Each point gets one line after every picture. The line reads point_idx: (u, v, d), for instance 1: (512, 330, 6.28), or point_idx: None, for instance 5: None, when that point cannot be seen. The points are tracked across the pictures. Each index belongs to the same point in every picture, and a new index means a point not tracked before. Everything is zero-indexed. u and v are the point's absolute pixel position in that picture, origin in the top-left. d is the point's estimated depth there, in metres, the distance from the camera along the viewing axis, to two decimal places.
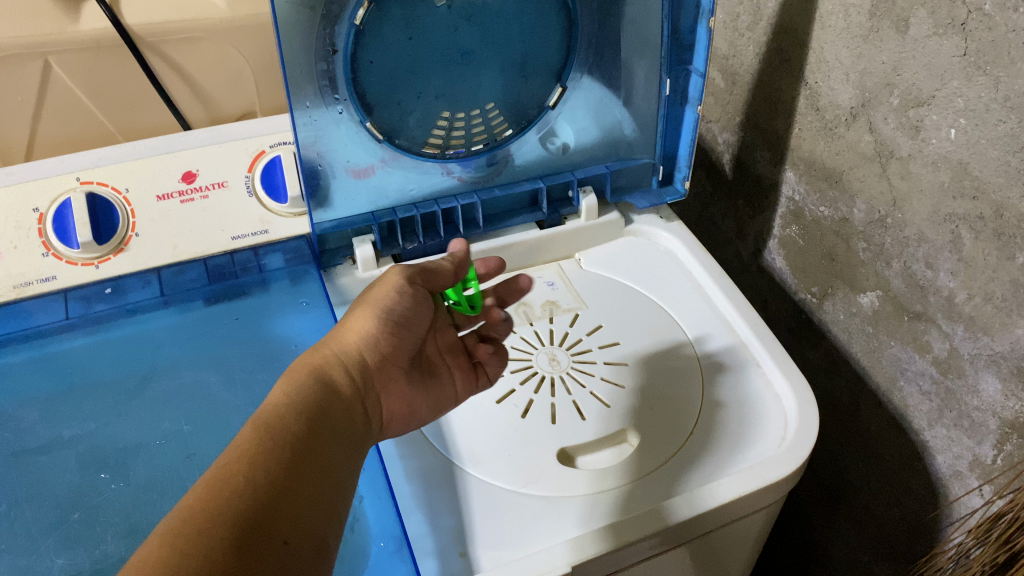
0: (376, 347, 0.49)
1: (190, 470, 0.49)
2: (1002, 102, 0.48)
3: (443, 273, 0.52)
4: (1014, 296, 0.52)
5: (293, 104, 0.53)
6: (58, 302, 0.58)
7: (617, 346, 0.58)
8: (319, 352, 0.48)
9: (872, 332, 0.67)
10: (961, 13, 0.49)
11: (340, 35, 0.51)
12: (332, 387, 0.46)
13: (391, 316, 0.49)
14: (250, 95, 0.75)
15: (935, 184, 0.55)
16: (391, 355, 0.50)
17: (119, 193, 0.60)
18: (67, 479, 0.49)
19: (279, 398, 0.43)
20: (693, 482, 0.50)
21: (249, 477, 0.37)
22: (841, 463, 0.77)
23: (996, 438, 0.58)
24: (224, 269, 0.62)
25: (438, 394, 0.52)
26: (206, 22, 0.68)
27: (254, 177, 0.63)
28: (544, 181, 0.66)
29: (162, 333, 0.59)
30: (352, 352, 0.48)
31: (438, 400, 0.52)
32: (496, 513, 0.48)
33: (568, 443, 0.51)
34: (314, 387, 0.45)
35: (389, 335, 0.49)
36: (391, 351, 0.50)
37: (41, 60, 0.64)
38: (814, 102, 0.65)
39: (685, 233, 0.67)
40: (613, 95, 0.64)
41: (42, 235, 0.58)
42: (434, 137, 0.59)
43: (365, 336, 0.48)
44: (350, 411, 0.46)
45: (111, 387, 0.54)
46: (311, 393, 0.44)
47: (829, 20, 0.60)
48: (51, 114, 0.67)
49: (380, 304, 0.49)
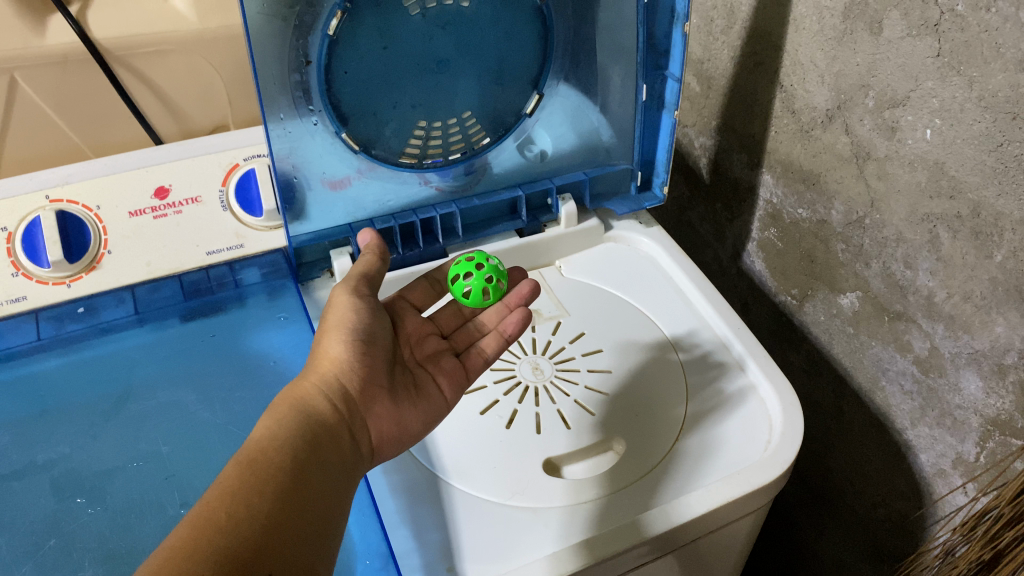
0: (354, 370, 0.48)
1: (169, 493, 0.48)
2: (976, 102, 0.48)
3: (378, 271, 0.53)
4: (993, 295, 0.52)
5: (267, 116, 0.52)
6: (29, 323, 0.57)
7: (600, 353, 0.58)
8: (295, 385, 0.47)
9: (853, 332, 0.67)
10: (934, 14, 0.49)
11: (314, 45, 0.51)
12: (316, 413, 0.45)
13: (357, 335, 0.49)
14: (223, 107, 0.74)
15: (912, 185, 0.55)
16: (372, 374, 0.49)
17: (90, 210, 0.58)
18: (42, 505, 0.47)
19: (259, 432, 0.42)
20: (680, 488, 0.49)
21: (233, 513, 0.37)
22: (826, 463, 0.77)
23: (979, 435, 0.58)
24: (199, 285, 0.61)
25: (431, 405, 0.51)
26: (176, 34, 0.67)
27: (228, 191, 0.62)
28: (523, 189, 0.66)
29: (138, 351, 0.58)
30: (330, 377, 0.47)
31: (434, 414, 0.50)
32: (482, 526, 0.47)
33: (554, 452, 0.51)
34: (295, 417, 0.44)
35: (363, 355, 0.49)
36: (369, 370, 0.49)
37: (7, 76, 0.63)
38: (789, 105, 0.65)
39: (664, 238, 0.67)
40: (590, 101, 0.63)
41: (11, 255, 0.56)
42: (411, 147, 0.59)
43: (339, 359, 0.48)
44: (338, 435, 0.45)
45: (86, 409, 0.53)
46: (293, 422, 0.44)
47: (803, 22, 0.60)
48: (18, 130, 0.66)
49: (344, 326, 0.49)
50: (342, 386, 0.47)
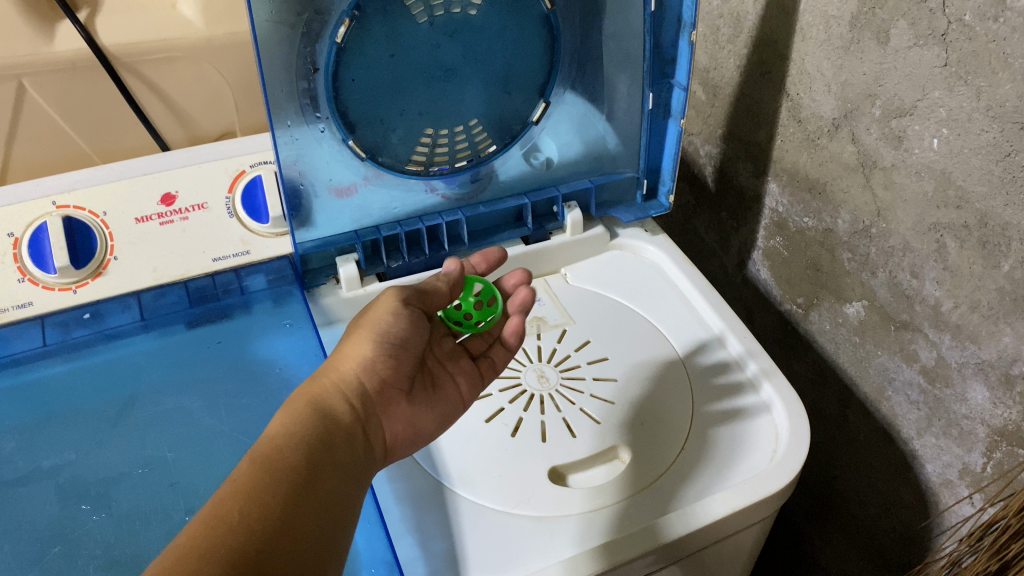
0: (376, 371, 0.48)
1: (174, 500, 0.48)
2: (984, 111, 0.48)
3: (439, 295, 0.53)
4: (1000, 305, 0.52)
5: (275, 123, 0.52)
6: (34, 329, 0.57)
7: (606, 361, 0.58)
8: (316, 382, 0.47)
9: (859, 341, 0.67)
10: (941, 24, 0.49)
11: (322, 53, 0.51)
12: (334, 413, 0.45)
13: (387, 338, 0.49)
14: (229, 114, 0.74)
15: (919, 194, 0.55)
16: (394, 375, 0.49)
17: (96, 216, 0.59)
18: (47, 512, 0.47)
19: (276, 430, 0.42)
20: (687, 498, 0.49)
21: (244, 513, 0.37)
22: (831, 473, 0.77)
23: (986, 446, 0.58)
24: (205, 291, 0.61)
25: (446, 406, 0.51)
26: (183, 42, 0.67)
27: (235, 198, 0.62)
28: (529, 197, 0.66)
29: (143, 358, 0.58)
30: (351, 377, 0.47)
31: (445, 414, 0.51)
32: (488, 535, 0.47)
33: (559, 461, 0.51)
34: (314, 415, 0.44)
35: (388, 356, 0.48)
36: (391, 372, 0.49)
37: (15, 82, 0.63)
38: (796, 114, 0.65)
39: (669, 246, 0.67)
40: (596, 109, 0.63)
41: (17, 260, 0.57)
42: (417, 154, 0.59)
43: (363, 359, 0.48)
44: (353, 437, 0.45)
45: (92, 414, 0.53)
46: (311, 421, 0.44)
47: (810, 32, 0.60)
48: (26, 137, 0.66)
49: (376, 328, 0.49)
50: (362, 386, 0.47)
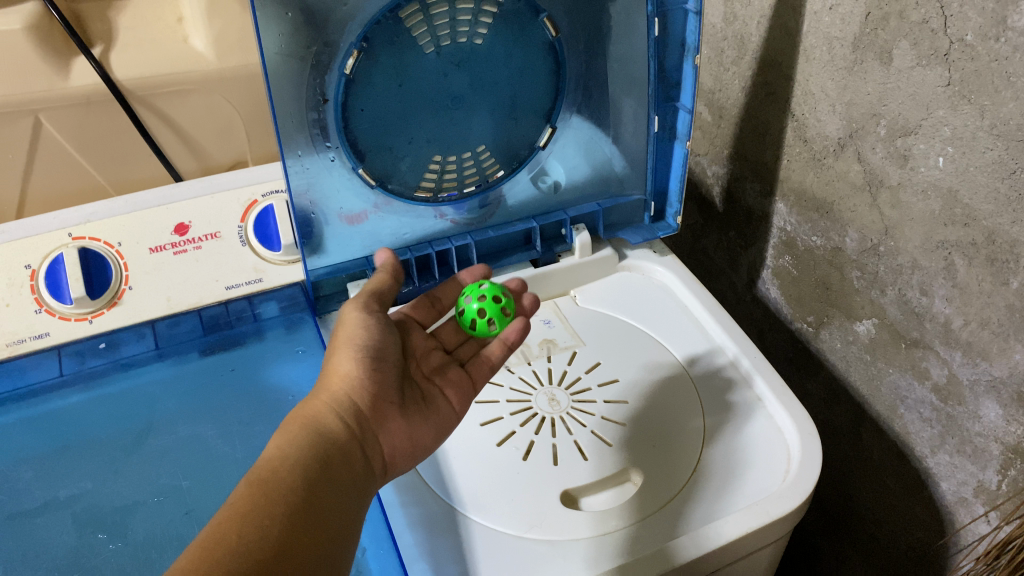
0: (366, 388, 0.48)
1: (189, 527, 0.49)
2: (988, 129, 0.49)
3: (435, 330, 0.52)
4: (1011, 322, 0.52)
5: (286, 152, 0.53)
6: (51, 359, 0.58)
7: (616, 383, 0.58)
8: (309, 404, 0.47)
9: (870, 359, 0.67)
10: (943, 44, 0.50)
11: (331, 84, 0.51)
12: (328, 431, 0.45)
13: (366, 350, 0.49)
14: (241, 143, 0.75)
15: (926, 213, 0.56)
16: (382, 389, 0.49)
17: (111, 247, 0.60)
18: (64, 541, 0.48)
19: (273, 452, 0.43)
20: (700, 519, 0.49)
21: (243, 535, 0.36)
22: (846, 491, 0.76)
23: (1000, 463, 0.57)
24: (218, 319, 0.62)
25: (439, 417, 0.51)
26: (195, 75, 0.68)
27: (247, 227, 0.63)
28: (537, 220, 0.66)
29: (157, 386, 0.58)
30: (345, 397, 0.47)
31: (440, 427, 0.51)
32: (501, 558, 0.47)
33: (571, 485, 0.51)
34: (307, 437, 0.44)
35: (374, 370, 0.49)
36: (380, 386, 0.49)
37: (31, 117, 0.64)
38: (802, 133, 0.65)
39: (678, 266, 0.68)
40: (602, 133, 0.64)
41: (35, 291, 0.58)
42: (426, 180, 0.60)
43: (349, 377, 0.48)
44: (350, 451, 0.45)
45: (109, 443, 0.54)
46: (304, 442, 0.44)
47: (813, 53, 0.61)
48: (43, 170, 0.68)
49: (354, 342, 0.50)
50: (353, 402, 0.48)
